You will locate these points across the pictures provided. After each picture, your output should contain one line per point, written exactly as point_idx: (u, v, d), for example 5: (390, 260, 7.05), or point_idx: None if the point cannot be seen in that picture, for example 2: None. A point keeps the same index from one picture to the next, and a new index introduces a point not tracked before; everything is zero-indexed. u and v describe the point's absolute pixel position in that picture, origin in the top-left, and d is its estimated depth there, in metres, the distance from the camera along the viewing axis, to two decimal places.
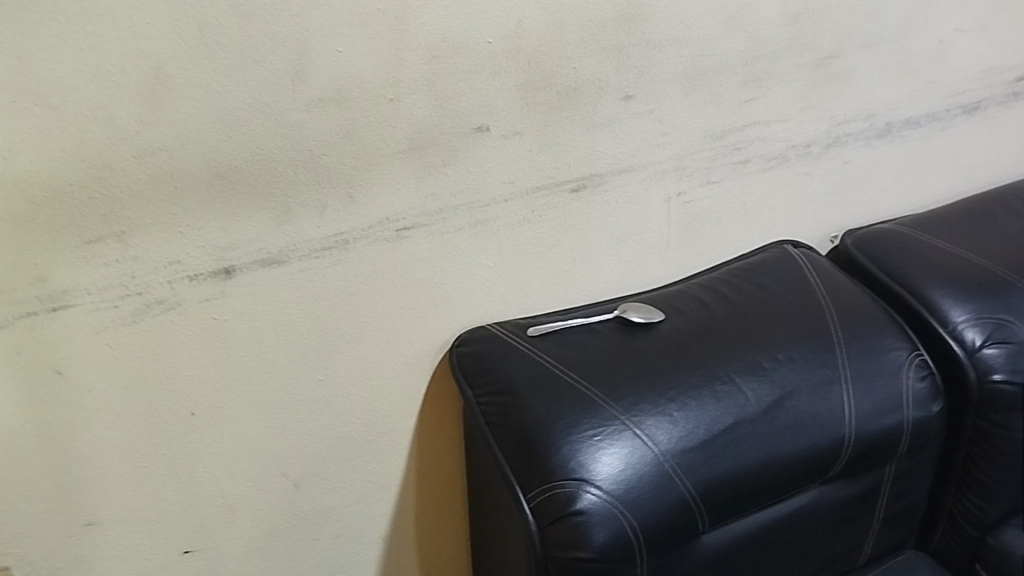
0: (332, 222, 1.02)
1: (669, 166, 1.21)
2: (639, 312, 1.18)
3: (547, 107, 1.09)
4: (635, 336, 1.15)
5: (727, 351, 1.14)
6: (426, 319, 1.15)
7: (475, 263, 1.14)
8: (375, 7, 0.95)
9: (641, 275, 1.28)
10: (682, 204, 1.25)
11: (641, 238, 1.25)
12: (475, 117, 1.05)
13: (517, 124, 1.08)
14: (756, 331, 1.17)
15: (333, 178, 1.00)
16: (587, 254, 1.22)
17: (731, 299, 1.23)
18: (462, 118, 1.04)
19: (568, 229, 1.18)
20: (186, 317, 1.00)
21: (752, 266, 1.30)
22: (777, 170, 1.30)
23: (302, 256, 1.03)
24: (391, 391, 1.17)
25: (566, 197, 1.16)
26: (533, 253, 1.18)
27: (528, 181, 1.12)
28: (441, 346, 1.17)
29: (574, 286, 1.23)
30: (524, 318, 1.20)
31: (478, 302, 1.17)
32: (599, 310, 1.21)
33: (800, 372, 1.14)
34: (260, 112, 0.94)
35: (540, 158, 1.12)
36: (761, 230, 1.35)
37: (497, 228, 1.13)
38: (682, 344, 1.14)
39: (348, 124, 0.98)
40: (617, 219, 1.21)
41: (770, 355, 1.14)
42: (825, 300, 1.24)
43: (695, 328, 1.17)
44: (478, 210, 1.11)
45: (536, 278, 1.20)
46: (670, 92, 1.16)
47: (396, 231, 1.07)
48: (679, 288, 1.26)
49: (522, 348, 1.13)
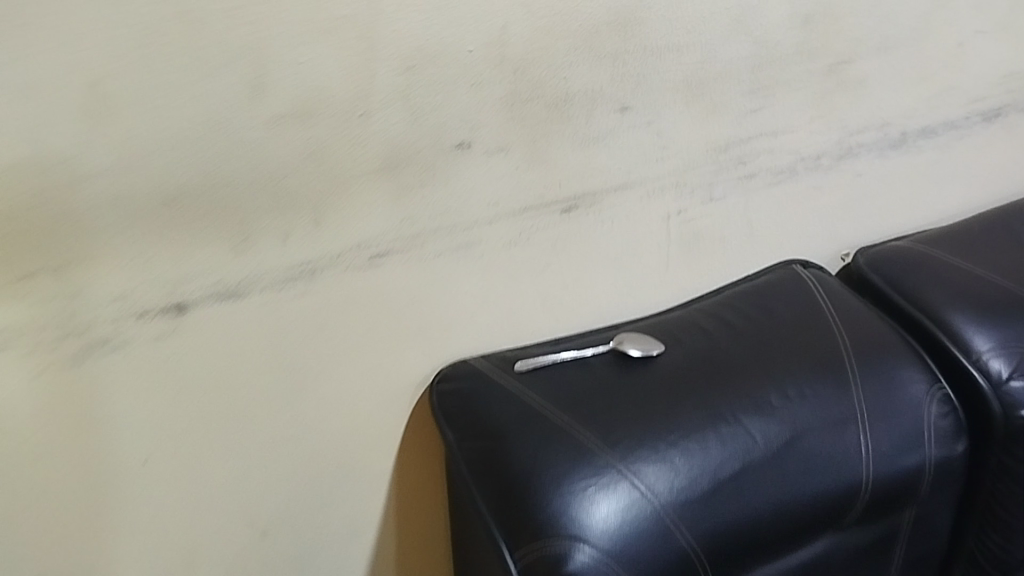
0: (297, 250, 0.92)
1: (669, 183, 1.11)
2: (637, 343, 1.09)
3: (535, 121, 0.99)
4: (633, 370, 1.06)
5: (733, 387, 1.04)
6: (404, 353, 1.05)
7: (457, 291, 1.04)
8: (342, 13, 0.84)
9: (637, 298, 1.18)
10: (682, 222, 1.16)
11: (637, 260, 1.15)
12: (456, 133, 0.95)
13: (503, 140, 0.98)
14: (764, 364, 1.08)
15: (297, 202, 0.90)
16: (579, 278, 1.12)
17: (736, 327, 1.14)
18: (441, 134, 0.94)
19: (559, 252, 1.09)
20: (134, 359, 0.90)
21: (758, 290, 1.20)
22: (784, 185, 1.21)
23: (263, 288, 0.93)
24: (366, 431, 1.07)
25: (557, 218, 1.06)
26: (520, 279, 1.08)
27: (516, 202, 1.03)
28: (421, 381, 1.08)
29: (566, 313, 1.14)
30: (511, 350, 1.10)
31: (461, 333, 1.08)
32: (593, 340, 1.11)
33: (812, 410, 1.05)
34: (212, 132, 0.83)
35: (527, 176, 1.02)
36: (766, 248, 1.25)
37: (481, 253, 1.04)
38: (684, 380, 1.05)
39: (314, 143, 0.88)
40: (612, 240, 1.12)
41: (780, 391, 1.05)
42: (838, 329, 1.15)
43: (698, 361, 1.07)
44: (460, 233, 1.01)
45: (524, 306, 1.10)
46: (669, 103, 1.06)
47: (369, 258, 0.97)
48: (680, 315, 1.17)
49: (509, 386, 1.03)
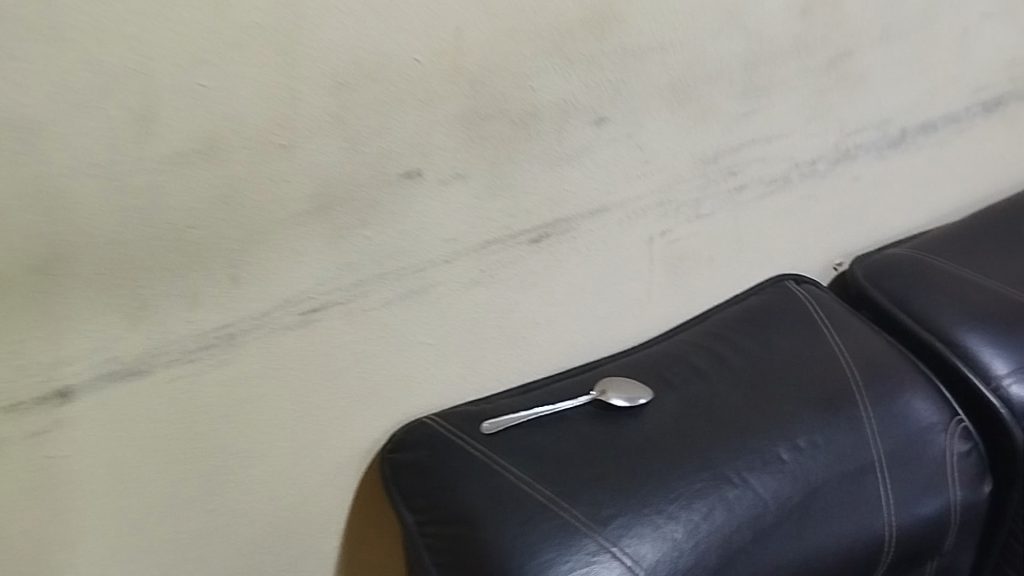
0: (210, 313, 0.75)
1: (651, 202, 0.96)
2: (621, 390, 0.93)
3: (498, 141, 0.83)
4: (619, 423, 0.91)
5: (735, 440, 0.90)
6: (349, 418, 0.88)
7: (410, 343, 0.88)
8: (254, 20, 0.67)
9: (616, 332, 1.03)
10: (666, 243, 1.01)
11: (615, 290, 1.00)
12: (403, 160, 0.78)
13: (459, 164, 0.82)
14: (767, 408, 0.94)
15: (207, 256, 0.72)
16: (551, 316, 0.97)
17: (730, 364, 0.99)
18: (386, 163, 0.77)
19: (528, 288, 0.93)
20: (8, 463, 0.71)
21: (750, 315, 1.06)
22: (777, 195, 1.07)
23: (170, 361, 0.75)
24: (306, 509, 0.90)
25: (525, 250, 0.90)
26: (484, 322, 0.92)
27: (476, 235, 0.86)
28: (370, 448, 0.91)
29: (537, 355, 0.98)
30: (476, 403, 0.94)
31: (416, 389, 0.91)
32: (570, 387, 0.96)
33: (824, 460, 0.91)
34: (89, 178, 0.65)
35: (489, 206, 0.85)
36: (756, 265, 1.11)
37: (437, 296, 0.87)
38: (679, 434, 0.90)
39: (224, 183, 0.70)
40: (587, 270, 0.96)
41: (788, 441, 0.91)
42: (844, 358, 1.01)
43: (693, 409, 0.93)
44: (412, 276, 0.84)
45: (489, 352, 0.94)
46: (650, 111, 0.91)
47: (302, 314, 0.80)
48: (665, 350, 1.02)
49: (476, 452, 0.87)
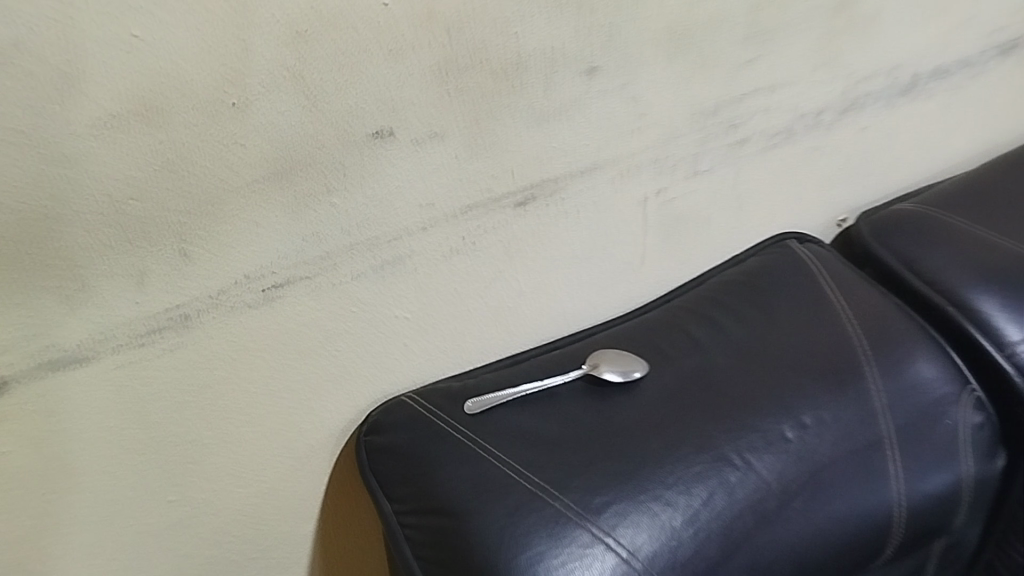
0: (159, 293, 0.67)
1: (646, 158, 0.89)
2: (615, 364, 0.87)
3: (478, 95, 0.74)
4: (612, 400, 0.85)
5: (736, 417, 0.84)
6: (319, 398, 0.82)
7: (385, 317, 0.81)
8: None
9: (607, 298, 0.96)
10: (661, 203, 0.93)
11: (606, 254, 0.93)
12: (372, 118, 0.70)
13: (435, 122, 0.73)
14: (770, 382, 0.88)
15: (152, 231, 0.64)
16: (537, 283, 0.90)
17: (731, 333, 0.93)
18: (352, 121, 0.69)
19: (512, 255, 0.86)
20: None
21: (750, 279, 0.99)
22: (780, 148, 0.99)
23: (116, 347, 0.68)
24: (277, 496, 0.84)
25: (508, 214, 0.83)
26: (465, 292, 0.85)
27: (456, 199, 0.79)
28: (344, 429, 0.85)
29: (522, 325, 0.91)
30: (458, 379, 0.88)
31: (393, 366, 0.84)
32: (559, 359, 0.89)
33: (831, 437, 0.85)
34: (8, 146, 0.57)
35: (469, 167, 0.78)
36: (755, 224, 1.04)
37: (413, 265, 0.80)
38: (676, 412, 0.84)
39: (168, 148, 0.62)
40: (576, 234, 0.89)
41: (793, 418, 0.85)
42: (851, 325, 0.95)
43: (690, 384, 0.87)
44: (385, 246, 0.77)
45: (471, 324, 0.87)
46: (647, 59, 0.83)
47: (263, 290, 0.72)
48: (660, 318, 0.95)
49: (459, 435, 0.81)
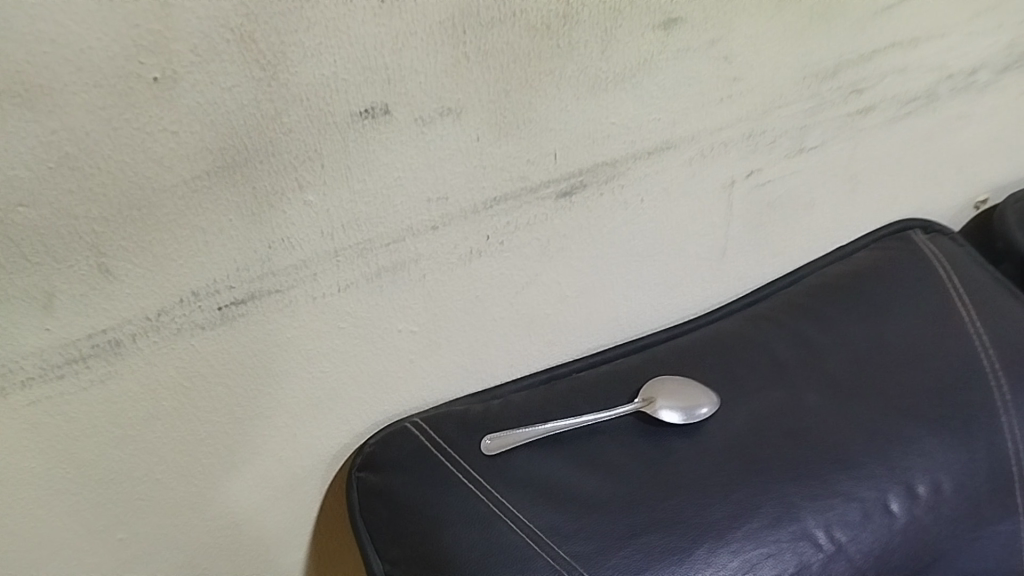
0: (75, 318, 0.51)
1: (737, 134, 0.68)
2: (675, 400, 0.69)
3: (510, 58, 0.55)
4: (668, 446, 0.67)
5: (827, 479, 0.66)
6: (303, 423, 0.67)
7: (386, 332, 0.65)
8: None
9: (672, 300, 0.78)
10: (752, 187, 0.73)
11: (675, 250, 0.74)
12: (358, 91, 0.51)
13: (449, 94, 0.54)
14: (877, 433, 0.68)
15: (55, 244, 0.48)
16: (585, 286, 0.71)
17: (828, 359, 0.73)
18: (332, 97, 0.51)
19: (553, 255, 0.68)
20: None
21: (857, 281, 0.79)
22: (913, 117, 0.77)
23: (26, 382, 0.53)
24: (254, 531, 0.70)
25: (548, 208, 0.64)
26: (491, 300, 0.68)
27: (477, 191, 0.60)
28: (335, 454, 0.70)
29: (564, 333, 0.74)
30: (479, 400, 0.71)
31: (397, 384, 0.68)
32: (606, 381, 0.72)
33: (943, 511, 0.67)
34: None
35: (496, 151, 0.59)
36: (871, 209, 0.82)
37: (420, 272, 0.62)
38: (749, 469, 0.66)
39: (64, 139, 0.45)
40: (637, 228, 0.70)
41: (903, 484, 0.66)
42: (986, 354, 0.74)
43: (770, 428, 0.68)
44: (383, 250, 0.60)
45: (497, 334, 0.70)
46: (748, 7, 0.62)
47: (217, 308, 0.56)
48: (737, 329, 0.76)
49: (471, 487, 0.64)
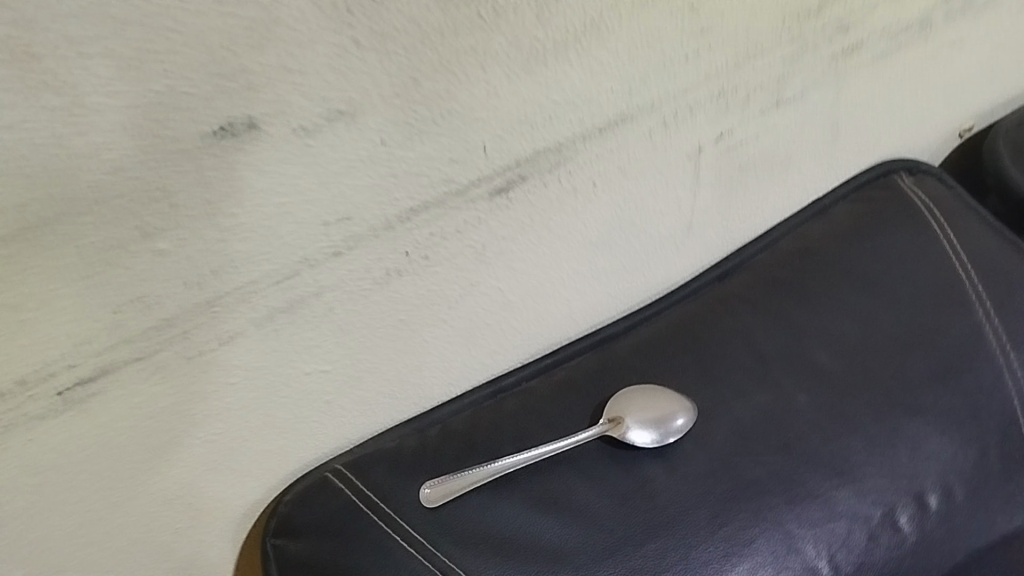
0: None
1: (705, 94, 0.57)
2: (645, 409, 0.57)
3: (425, 38, 0.42)
4: (644, 474, 0.56)
5: (828, 498, 0.57)
6: (199, 498, 0.53)
7: (290, 378, 0.51)
8: None
9: (632, 284, 0.66)
10: (724, 150, 0.61)
11: (636, 230, 0.61)
12: (216, 103, 0.38)
13: (337, 92, 0.41)
14: (881, 434, 0.59)
15: None
16: (535, 284, 0.59)
17: (815, 347, 0.63)
18: (179, 115, 0.38)
19: (492, 258, 0.55)
20: None
21: (842, 243, 0.68)
22: (901, 51, 0.66)
23: None
24: None
25: (480, 209, 0.51)
26: (423, 318, 0.54)
27: (389, 204, 0.47)
28: (239, 517, 0.56)
29: (509, 339, 0.61)
30: (414, 429, 0.59)
31: (313, 429, 0.55)
32: (564, 392, 0.60)
33: (957, 523, 0.60)
34: None
35: (411, 154, 0.46)
36: (852, 154, 0.71)
37: (326, 305, 0.49)
38: (738, 494, 0.56)
39: None
40: (592, 213, 0.58)
41: (915, 497, 0.58)
42: (992, 328, 0.65)
43: (759, 440, 0.58)
44: (272, 290, 0.46)
45: (430, 355, 0.57)
46: None
47: (58, 393, 0.43)
48: (708, 312, 0.65)
49: (414, 554, 0.52)
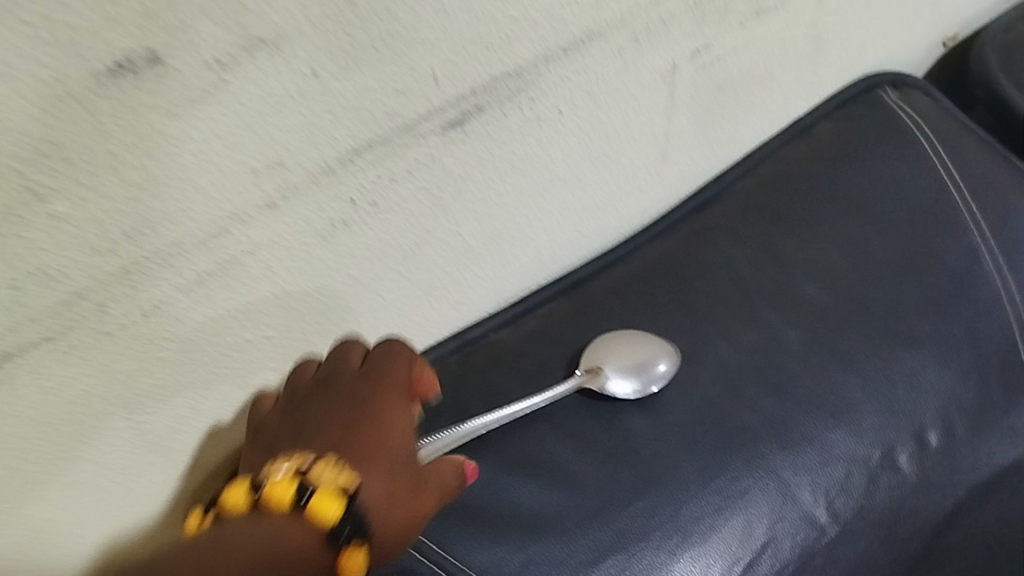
0: None
1: (679, 5, 0.52)
2: (622, 354, 0.53)
3: None
4: (628, 426, 0.52)
5: (824, 440, 0.53)
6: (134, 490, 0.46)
7: (230, 347, 0.45)
8: None
9: (605, 221, 0.60)
10: (699, 67, 0.56)
11: (607, 160, 0.56)
12: (112, 32, 0.32)
13: (258, 14, 0.35)
14: (877, 367, 0.55)
15: None
16: (501, 226, 0.53)
17: (802, 278, 0.58)
18: (66, 48, 0.31)
19: (450, 200, 0.49)
20: None
21: (826, 166, 0.63)
22: None
23: None
24: None
25: (432, 145, 0.45)
26: (377, 270, 0.49)
27: (328, 146, 0.41)
28: (181, 507, 0.49)
29: (474, 288, 0.56)
30: None
31: (259, 401, 0.49)
32: (534, 343, 0.55)
33: (957, 458, 0.57)
34: None
35: (352, 85, 0.40)
36: (833, 69, 0.66)
37: (262, 265, 0.43)
38: (730, 440, 0.51)
39: None
40: (558, 143, 0.52)
41: (914, 434, 0.55)
42: (987, 251, 0.61)
43: (748, 382, 0.54)
44: (198, 250, 0.40)
45: (388, 312, 0.51)
46: None
47: None
48: (687, 247, 0.60)
49: None
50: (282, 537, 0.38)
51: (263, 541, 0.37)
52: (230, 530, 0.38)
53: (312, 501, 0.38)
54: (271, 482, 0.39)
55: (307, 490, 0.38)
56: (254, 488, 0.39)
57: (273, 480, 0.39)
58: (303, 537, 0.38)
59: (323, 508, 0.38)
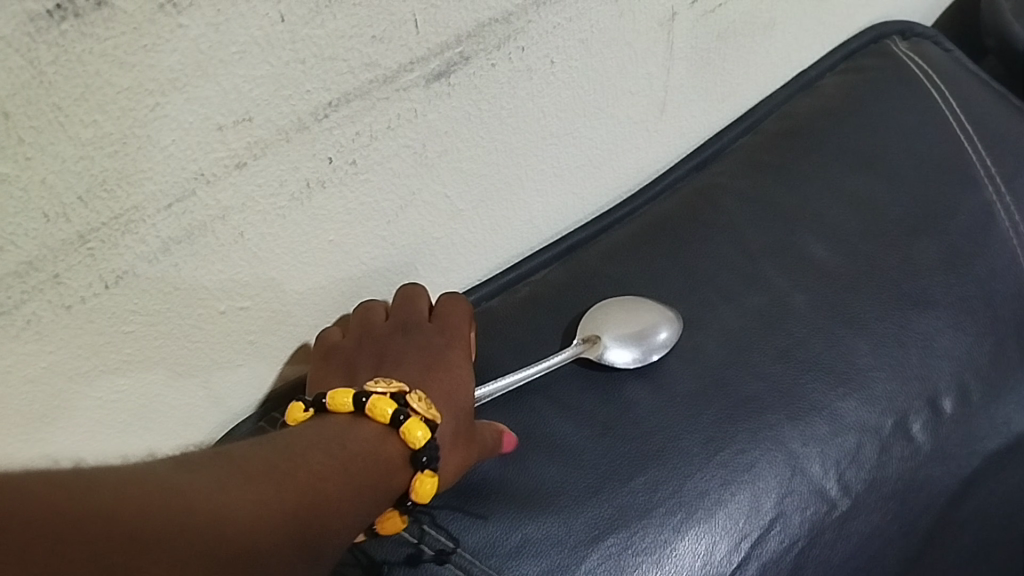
0: None
1: None
2: (621, 321, 0.51)
3: None
4: (628, 397, 0.49)
5: (834, 409, 0.50)
6: None
7: (204, 319, 0.42)
8: None
9: (602, 181, 0.57)
10: (700, 15, 0.53)
11: (604, 116, 0.53)
12: None
13: None
14: (890, 331, 0.52)
15: None
16: (492, 187, 0.50)
17: (809, 238, 0.56)
18: None
19: (436, 159, 0.46)
20: None
21: (833, 121, 0.60)
22: None
23: None
24: None
25: (415, 99, 0.42)
26: (360, 235, 0.45)
27: (301, 100, 0.38)
28: None
29: (465, 254, 0.53)
30: None
31: (236, 375, 0.46)
32: (528, 311, 0.53)
33: (973, 423, 0.54)
34: None
35: (323, 31, 0.37)
36: (840, 17, 0.63)
37: (234, 230, 0.40)
38: (736, 410, 0.49)
39: None
40: (552, 97, 0.49)
41: (929, 401, 0.52)
42: (1004, 207, 0.58)
43: (754, 348, 0.51)
44: (163, 215, 0.37)
45: (372, 280, 0.48)
46: None
47: None
48: (687, 208, 0.57)
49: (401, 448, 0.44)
50: (368, 452, 0.38)
51: (344, 455, 0.37)
52: (328, 428, 0.39)
53: (406, 422, 0.39)
54: (375, 394, 0.40)
55: (402, 414, 0.39)
56: (359, 392, 0.40)
57: (376, 391, 0.40)
58: (390, 454, 0.39)
59: (415, 428, 0.39)
